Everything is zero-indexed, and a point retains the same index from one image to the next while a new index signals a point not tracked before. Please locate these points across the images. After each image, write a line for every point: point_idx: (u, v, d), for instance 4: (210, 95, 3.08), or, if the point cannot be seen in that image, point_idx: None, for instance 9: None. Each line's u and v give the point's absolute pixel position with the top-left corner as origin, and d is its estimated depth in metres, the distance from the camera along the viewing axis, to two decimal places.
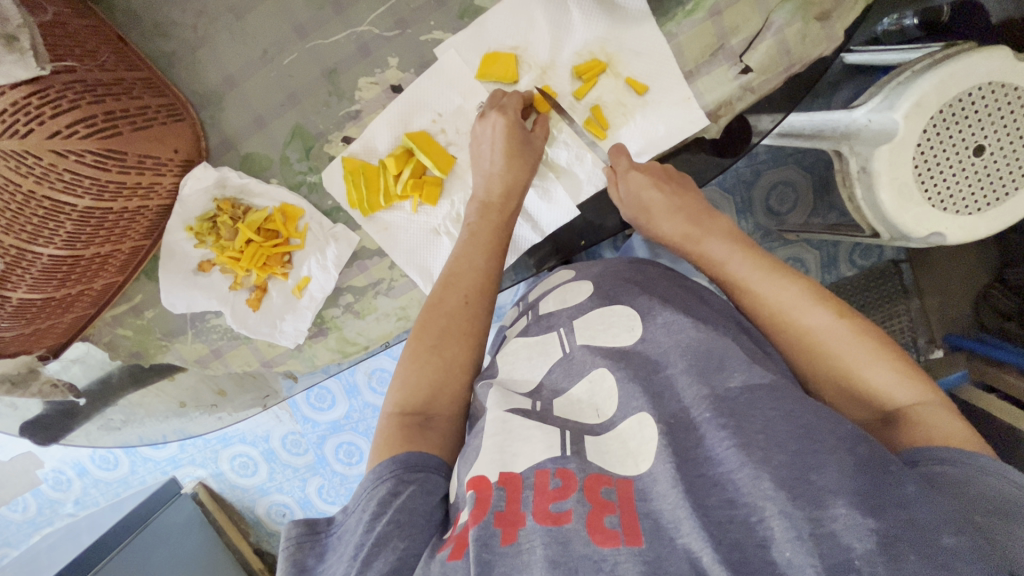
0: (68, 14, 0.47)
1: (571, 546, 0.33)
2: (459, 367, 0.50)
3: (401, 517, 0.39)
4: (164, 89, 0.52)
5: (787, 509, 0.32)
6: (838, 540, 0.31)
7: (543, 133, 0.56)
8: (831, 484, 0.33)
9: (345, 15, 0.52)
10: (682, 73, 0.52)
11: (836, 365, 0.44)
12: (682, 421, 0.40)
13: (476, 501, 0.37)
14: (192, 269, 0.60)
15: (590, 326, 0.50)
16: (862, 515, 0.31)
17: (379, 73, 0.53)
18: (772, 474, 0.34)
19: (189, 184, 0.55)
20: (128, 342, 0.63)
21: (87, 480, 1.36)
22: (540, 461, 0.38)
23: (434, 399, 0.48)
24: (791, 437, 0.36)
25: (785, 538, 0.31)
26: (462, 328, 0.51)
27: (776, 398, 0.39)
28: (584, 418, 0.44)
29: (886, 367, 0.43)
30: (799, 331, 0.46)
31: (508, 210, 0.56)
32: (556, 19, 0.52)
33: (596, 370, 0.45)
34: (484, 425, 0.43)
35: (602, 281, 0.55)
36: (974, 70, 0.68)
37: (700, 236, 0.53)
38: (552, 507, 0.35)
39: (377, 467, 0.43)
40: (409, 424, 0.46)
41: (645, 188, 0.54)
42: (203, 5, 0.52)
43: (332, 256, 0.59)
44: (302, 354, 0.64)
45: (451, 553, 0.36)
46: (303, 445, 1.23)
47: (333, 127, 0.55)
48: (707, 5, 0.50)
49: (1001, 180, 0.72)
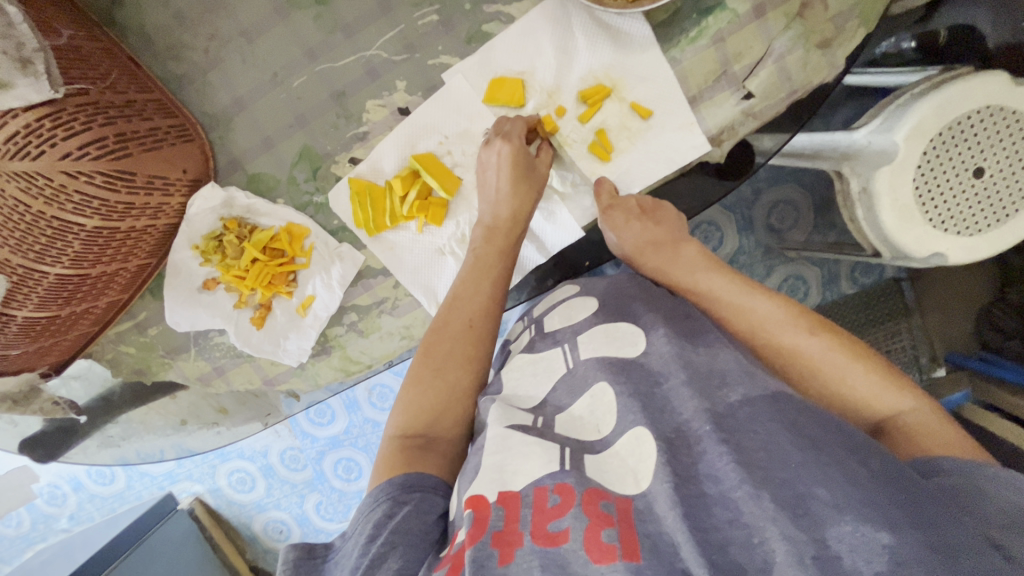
0: (83, 37, 0.48)
1: (570, 569, 0.35)
2: (461, 389, 0.51)
3: (396, 538, 0.40)
4: (174, 110, 0.53)
5: (788, 533, 0.33)
6: (841, 561, 0.32)
7: (547, 160, 0.57)
8: (836, 501, 0.34)
9: (355, 40, 0.52)
10: (686, 98, 0.53)
11: (824, 380, 0.47)
12: (683, 437, 0.40)
13: (474, 520, 0.38)
14: (197, 288, 0.60)
15: (594, 341, 0.50)
16: (874, 531, 0.32)
17: (387, 96, 0.54)
18: (772, 494, 0.35)
19: (198, 204, 0.55)
20: (131, 359, 0.63)
21: (82, 495, 1.35)
22: (539, 478, 0.40)
23: (436, 422, 0.49)
24: (796, 449, 0.37)
25: (787, 562, 0.32)
26: (466, 352, 0.52)
27: (778, 410, 0.39)
28: (585, 434, 0.44)
29: (869, 377, 0.46)
30: (785, 351, 0.49)
31: (512, 235, 0.56)
32: (562, 45, 0.53)
33: (597, 385, 0.46)
34: (484, 442, 0.44)
35: (607, 298, 0.54)
36: (974, 94, 0.69)
37: (688, 263, 0.56)
38: (550, 527, 0.37)
39: (377, 487, 0.44)
40: (410, 446, 0.46)
41: (640, 218, 0.56)
42: (214, 29, 0.53)
43: (337, 275, 0.59)
44: (305, 372, 0.64)
45: (448, 573, 0.37)
46: (302, 461, 1.22)
47: (340, 148, 0.55)
48: (710, 32, 0.51)
49: (1000, 202, 0.73)
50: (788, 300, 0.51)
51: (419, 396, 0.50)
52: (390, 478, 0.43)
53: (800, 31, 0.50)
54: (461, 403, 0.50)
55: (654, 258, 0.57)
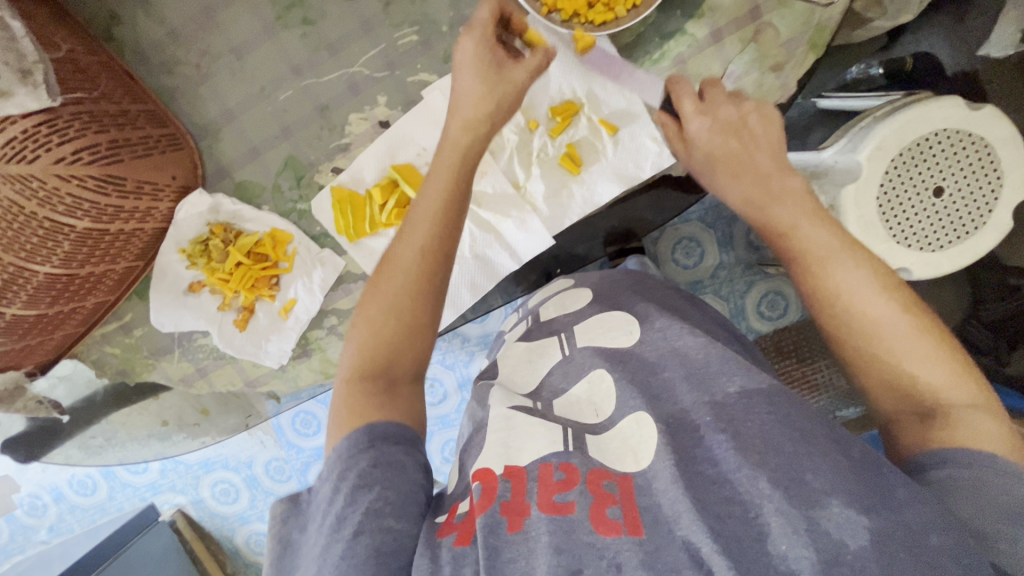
0: (82, 51, 0.51)
1: (575, 535, 0.39)
2: (418, 330, 0.48)
3: (388, 494, 0.40)
4: (167, 120, 0.56)
5: (783, 508, 0.38)
6: (833, 537, 0.37)
7: (538, 61, 0.51)
8: (825, 485, 0.39)
9: (338, 57, 0.56)
10: (650, 114, 0.56)
11: (889, 356, 0.46)
12: (679, 421, 0.47)
13: (482, 491, 0.42)
14: (182, 290, 0.62)
15: (589, 330, 0.58)
16: (857, 513, 0.37)
17: (369, 109, 0.57)
18: (769, 475, 0.40)
19: (184, 210, 0.58)
20: (115, 360, 0.65)
21: (63, 506, 1.34)
22: (544, 456, 0.44)
23: (392, 363, 0.47)
24: (787, 439, 0.42)
25: (782, 533, 0.37)
26: (418, 289, 0.48)
27: (771, 403, 0.45)
28: (584, 416, 0.51)
29: (942, 367, 0.44)
30: (861, 317, 0.46)
31: (469, 166, 0.51)
32: None
33: (595, 371, 0.53)
34: (489, 421, 0.49)
35: (600, 288, 0.64)
36: (929, 117, 0.73)
37: (766, 203, 0.51)
38: (556, 499, 0.41)
39: (350, 436, 0.43)
40: (368, 385, 0.45)
41: (719, 135, 0.51)
42: (206, 46, 0.56)
43: (318, 280, 0.62)
44: (285, 374, 0.66)
45: (456, 539, 0.40)
46: (287, 472, 1.22)
47: (324, 158, 0.58)
48: (672, 55, 0.55)
49: (961, 219, 0.76)
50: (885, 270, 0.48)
51: (373, 314, 0.47)
52: (348, 435, 0.43)
53: (754, 55, 0.54)
54: (422, 335, 0.48)
55: (746, 189, 0.51)
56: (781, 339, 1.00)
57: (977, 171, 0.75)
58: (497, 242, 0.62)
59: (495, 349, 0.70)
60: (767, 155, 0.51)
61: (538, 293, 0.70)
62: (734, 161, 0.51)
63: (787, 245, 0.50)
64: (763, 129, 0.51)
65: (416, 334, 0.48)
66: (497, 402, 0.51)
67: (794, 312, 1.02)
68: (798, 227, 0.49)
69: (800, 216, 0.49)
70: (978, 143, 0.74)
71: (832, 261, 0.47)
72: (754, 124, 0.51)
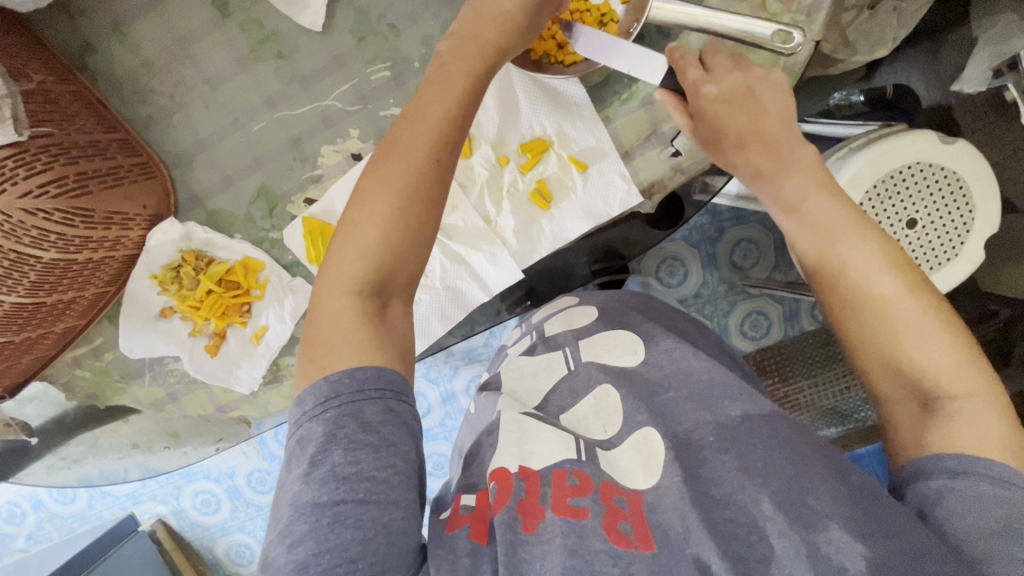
0: (54, 81, 0.51)
1: (588, 540, 0.39)
2: (400, 262, 0.45)
3: (395, 461, 0.39)
4: (139, 148, 0.56)
5: (785, 530, 0.40)
6: (833, 561, 0.38)
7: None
8: (826, 509, 0.40)
9: (312, 91, 0.57)
10: (618, 152, 0.57)
11: (890, 338, 0.47)
12: (683, 441, 0.48)
13: (499, 489, 0.43)
14: (154, 315, 0.62)
15: (595, 345, 0.58)
16: (854, 541, 0.39)
17: (341, 142, 0.58)
18: (772, 496, 0.42)
19: (156, 237, 0.58)
20: (86, 383, 0.65)
21: (41, 514, 1.33)
22: (557, 462, 0.45)
23: (391, 276, 0.45)
24: (790, 463, 0.44)
25: (787, 556, 0.39)
26: (428, 188, 0.45)
27: (773, 426, 0.47)
28: (590, 432, 0.51)
29: (942, 348, 0.45)
30: (862, 294, 0.48)
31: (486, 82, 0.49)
32: (505, 103, 0.58)
33: (600, 387, 0.53)
34: (501, 423, 0.50)
35: (607, 308, 0.63)
36: (903, 150, 0.73)
37: (775, 175, 0.52)
38: (571, 502, 0.42)
39: (335, 375, 0.41)
40: (366, 308, 0.43)
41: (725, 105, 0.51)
42: (180, 76, 0.57)
43: (289, 308, 0.62)
44: (256, 400, 0.66)
45: (473, 532, 0.42)
46: (268, 483, 1.22)
47: (296, 189, 0.59)
48: (639, 96, 0.56)
49: (935, 252, 0.77)
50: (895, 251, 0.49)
51: (361, 237, 0.44)
52: (329, 377, 0.41)
53: None
54: (415, 257, 0.46)
55: (763, 158, 0.52)
56: (765, 358, 1.00)
57: (951, 202, 0.76)
58: (468, 275, 0.62)
59: (495, 362, 0.70)
60: (778, 123, 0.51)
61: (541, 309, 0.69)
62: (743, 133, 0.51)
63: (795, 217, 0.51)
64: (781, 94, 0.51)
65: (409, 255, 0.45)
66: (508, 407, 0.53)
67: (776, 333, 1.03)
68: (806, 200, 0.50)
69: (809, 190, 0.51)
70: (952, 175, 0.75)
71: (837, 237, 0.49)
72: (763, 95, 0.51)
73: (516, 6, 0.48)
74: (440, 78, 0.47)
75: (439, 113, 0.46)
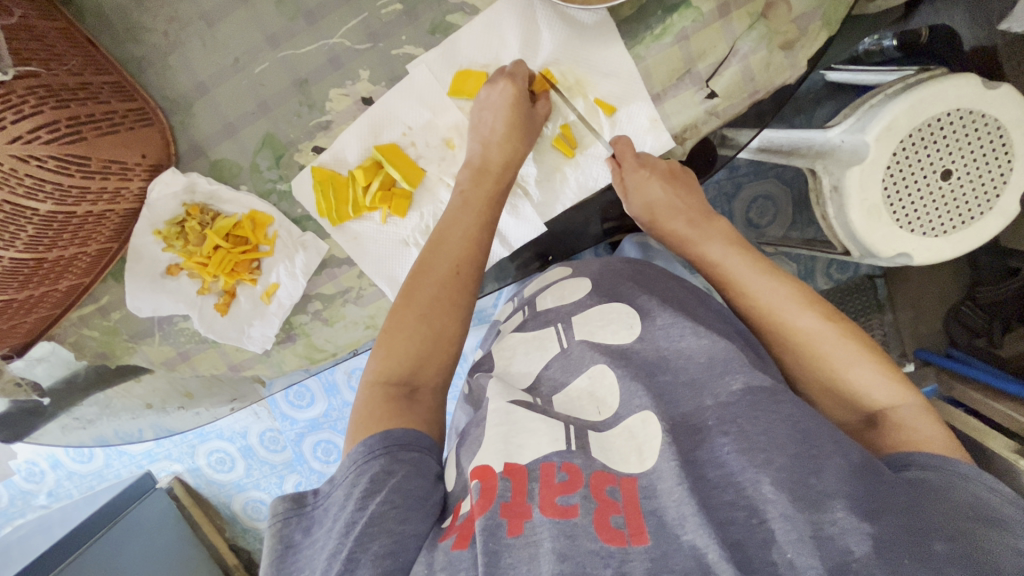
0: (36, 16, 0.47)
1: (579, 540, 0.36)
2: (426, 359, 0.48)
3: (396, 498, 0.40)
4: (133, 93, 0.52)
5: (789, 512, 0.36)
6: (837, 544, 0.35)
7: (544, 112, 0.56)
8: (829, 488, 0.37)
9: (317, 27, 0.52)
10: (649, 95, 0.53)
11: (826, 368, 0.50)
12: (686, 424, 0.45)
13: (482, 489, 0.40)
14: (160, 274, 0.60)
15: (589, 322, 0.55)
16: (858, 520, 0.35)
17: (350, 84, 0.54)
18: (773, 475, 0.38)
19: (158, 189, 0.55)
20: (94, 342, 0.63)
21: (60, 472, 1.34)
22: (546, 454, 0.42)
23: (420, 369, 0.48)
24: (791, 440, 0.40)
25: (787, 540, 0.35)
26: (451, 298, 0.51)
27: (777, 401, 0.43)
28: (586, 414, 0.48)
29: (873, 369, 0.48)
30: (789, 332, 0.52)
31: (503, 179, 0.56)
32: (527, 36, 0.53)
33: (596, 367, 0.50)
34: (488, 414, 0.47)
35: (600, 279, 0.60)
36: (944, 96, 0.68)
37: (701, 237, 0.58)
38: (559, 500, 0.39)
39: (368, 440, 0.43)
40: (394, 396, 0.46)
41: (650, 188, 0.56)
42: (174, 12, 0.53)
43: (301, 264, 0.60)
44: (269, 359, 0.64)
45: (455, 542, 0.38)
46: (281, 442, 1.23)
47: (303, 136, 0.55)
48: (674, 30, 0.51)
49: (967, 205, 0.73)
50: (806, 288, 0.53)
51: (393, 341, 0.49)
52: (352, 449, 0.43)
53: (763, 31, 0.50)
54: (443, 356, 0.49)
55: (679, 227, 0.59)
56: None
57: (964, 151, 0.71)
58: None
59: (487, 340, 0.68)
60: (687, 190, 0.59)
61: (534, 282, 0.67)
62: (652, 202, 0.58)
63: (716, 274, 0.57)
64: (688, 186, 0.59)
65: (432, 356, 0.49)
66: (496, 395, 0.49)
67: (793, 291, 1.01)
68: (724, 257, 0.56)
69: (723, 249, 0.57)
70: (989, 123, 0.70)
71: (753, 282, 0.54)
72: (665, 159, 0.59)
73: (507, 125, 0.54)
74: (463, 204, 0.55)
75: (465, 228, 0.54)
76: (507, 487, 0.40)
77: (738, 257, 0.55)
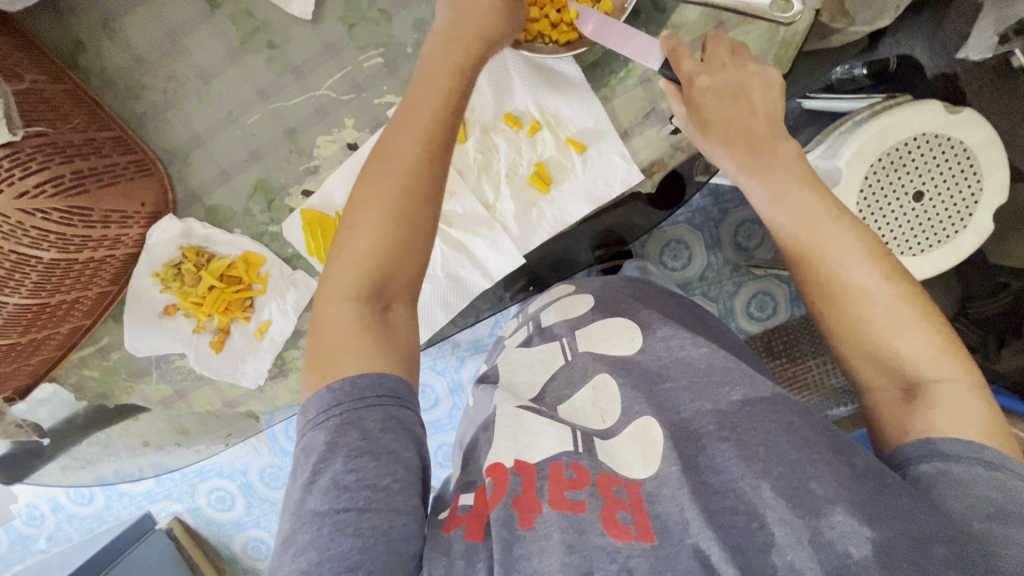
0: (45, 81, 0.51)
1: (586, 535, 0.38)
2: (394, 268, 0.44)
3: (396, 467, 0.38)
4: (133, 146, 0.56)
5: (787, 518, 0.38)
6: (836, 548, 0.36)
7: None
8: (829, 494, 0.39)
9: (304, 81, 0.56)
10: (617, 132, 0.57)
11: (874, 332, 0.47)
12: (682, 430, 0.45)
13: (494, 485, 0.42)
14: (158, 314, 0.63)
15: (591, 335, 0.56)
16: (860, 524, 0.37)
17: (336, 132, 0.57)
18: (773, 484, 0.39)
19: (155, 235, 0.58)
20: (94, 383, 0.65)
21: (60, 516, 1.34)
22: (554, 454, 0.43)
23: (391, 278, 0.44)
24: (791, 447, 0.42)
25: (786, 543, 0.37)
26: (422, 187, 0.46)
27: (776, 411, 0.45)
28: (590, 423, 0.49)
29: (925, 338, 0.45)
30: (845, 286, 0.48)
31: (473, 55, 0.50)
32: (499, 84, 0.58)
33: (597, 377, 0.51)
34: (497, 418, 0.48)
35: (604, 295, 0.61)
36: (908, 122, 0.71)
37: (758, 167, 0.52)
38: (568, 495, 0.40)
39: (337, 382, 0.40)
40: (370, 315, 0.43)
41: (711, 102, 0.51)
42: (172, 71, 0.57)
43: (292, 301, 0.63)
44: (263, 394, 0.66)
45: (467, 531, 0.40)
46: (281, 478, 1.23)
47: (293, 180, 0.59)
48: (637, 73, 0.56)
49: (940, 224, 0.75)
50: (875, 244, 0.49)
51: (357, 242, 0.44)
52: (327, 387, 0.41)
53: None
54: (413, 262, 0.45)
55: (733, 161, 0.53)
56: (770, 338, 0.95)
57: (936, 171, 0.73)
58: (471, 262, 0.63)
59: (493, 354, 0.68)
60: (764, 123, 0.52)
61: (539, 298, 0.68)
62: (728, 125, 0.51)
63: (778, 209, 0.51)
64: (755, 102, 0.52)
65: (402, 261, 0.45)
66: (504, 401, 0.50)
67: (782, 312, 0.97)
68: (789, 192, 0.51)
69: (793, 184, 0.51)
70: (956, 145, 0.72)
71: (820, 229, 0.50)
72: (754, 91, 0.52)
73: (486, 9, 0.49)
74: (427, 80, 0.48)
75: (431, 111, 0.47)
76: (517, 481, 0.41)
77: (806, 196, 0.50)
